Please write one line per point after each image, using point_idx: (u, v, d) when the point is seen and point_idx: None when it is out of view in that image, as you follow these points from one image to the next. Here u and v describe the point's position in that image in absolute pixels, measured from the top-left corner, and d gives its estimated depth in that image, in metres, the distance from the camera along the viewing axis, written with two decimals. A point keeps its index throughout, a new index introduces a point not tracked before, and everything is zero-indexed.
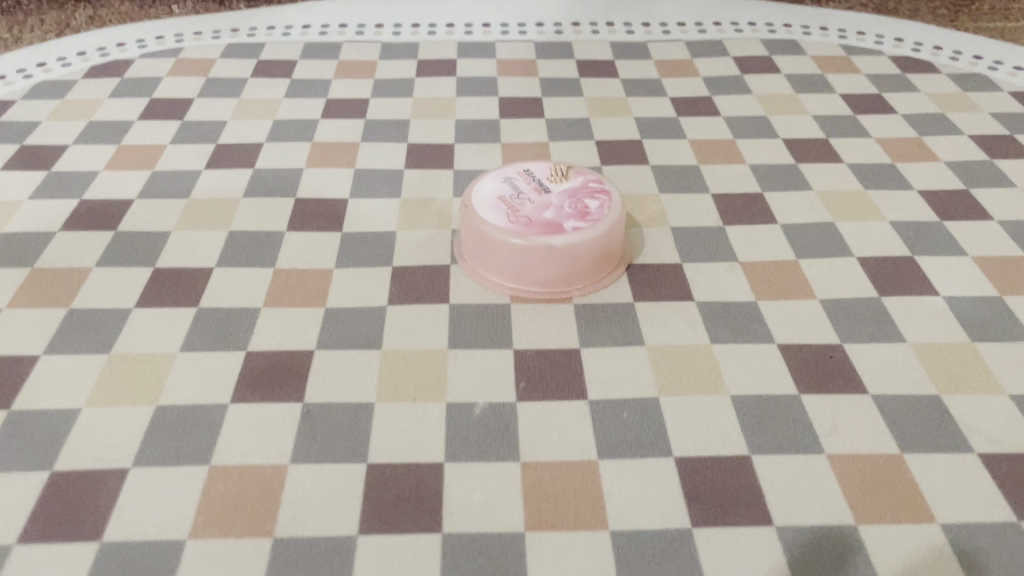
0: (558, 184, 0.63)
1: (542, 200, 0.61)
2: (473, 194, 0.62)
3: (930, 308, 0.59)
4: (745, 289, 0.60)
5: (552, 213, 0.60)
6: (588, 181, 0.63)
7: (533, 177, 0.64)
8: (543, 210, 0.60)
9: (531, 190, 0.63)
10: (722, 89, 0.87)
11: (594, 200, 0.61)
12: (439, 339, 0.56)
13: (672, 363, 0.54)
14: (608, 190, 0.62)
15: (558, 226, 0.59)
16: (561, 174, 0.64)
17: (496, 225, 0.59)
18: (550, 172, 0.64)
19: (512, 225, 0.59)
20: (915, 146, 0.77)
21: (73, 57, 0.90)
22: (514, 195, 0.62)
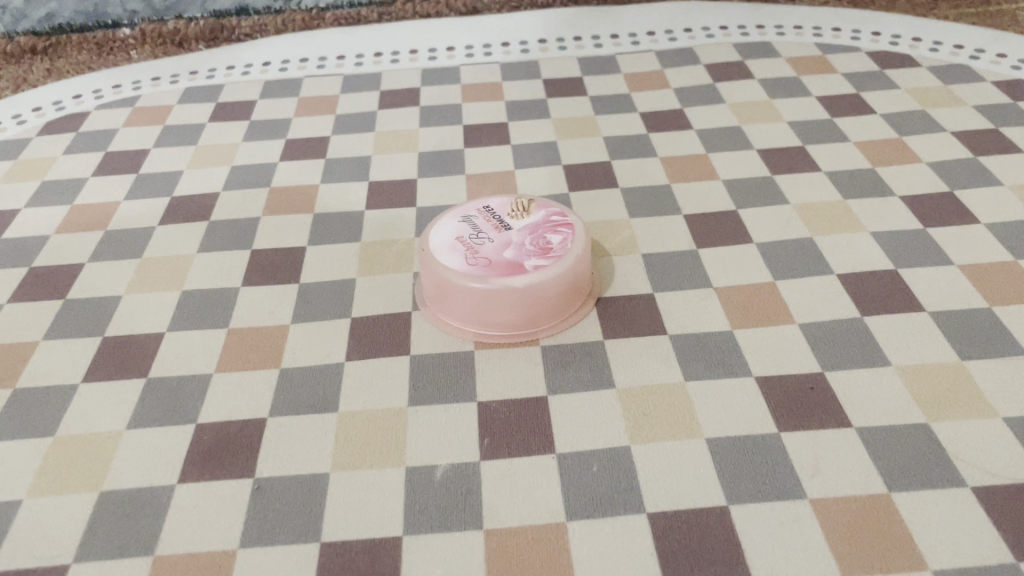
0: (519, 220, 0.61)
1: (502, 238, 0.59)
2: (429, 237, 0.60)
3: (916, 326, 0.56)
4: (721, 318, 0.57)
5: (512, 252, 0.57)
6: (550, 215, 0.61)
7: (493, 215, 0.61)
8: (503, 249, 0.58)
9: (490, 228, 0.60)
10: (694, 100, 0.84)
11: (556, 234, 0.59)
12: (399, 396, 0.53)
13: (644, 405, 0.51)
14: (571, 222, 0.60)
15: (520, 265, 0.56)
16: (522, 209, 0.62)
17: (453, 270, 0.56)
18: (510, 208, 0.62)
19: (472, 268, 0.56)
20: (895, 148, 0.74)
21: (28, 114, 0.89)
22: (473, 235, 0.59)
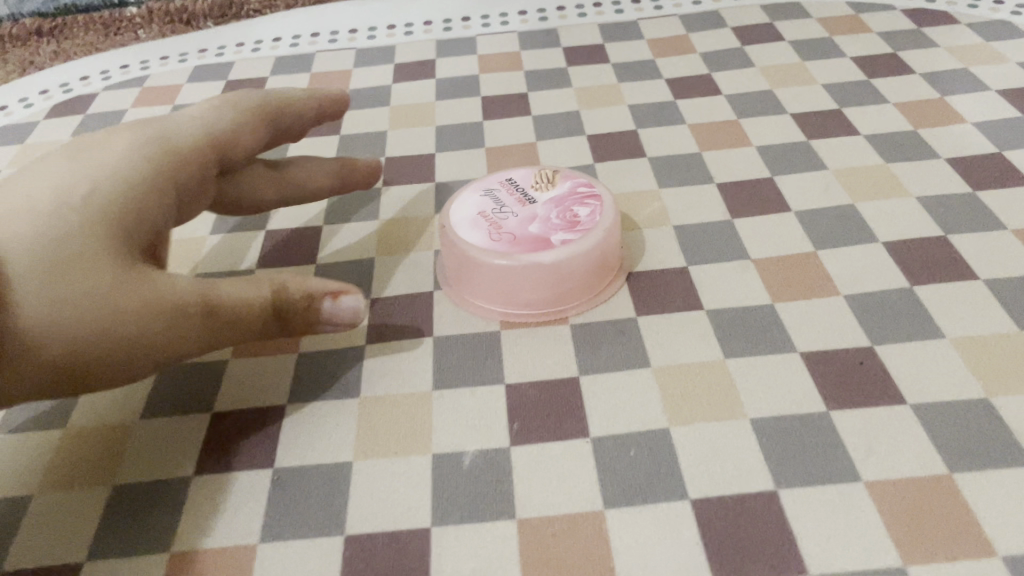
0: (543, 193, 0.58)
1: (526, 212, 0.56)
2: (450, 212, 0.57)
3: (970, 296, 0.52)
4: (760, 291, 0.54)
5: (538, 226, 0.55)
6: (576, 186, 0.58)
7: (516, 188, 0.59)
8: (528, 224, 0.55)
9: (514, 202, 0.57)
10: (722, 65, 0.81)
11: (584, 206, 0.56)
12: (423, 379, 0.50)
13: (682, 385, 0.48)
14: (599, 193, 0.57)
15: (547, 240, 0.53)
16: (547, 181, 0.59)
17: (477, 247, 0.53)
18: (534, 181, 0.59)
19: (497, 245, 0.53)
20: (937, 109, 0.70)
21: (35, 97, 0.86)
22: (495, 209, 0.57)
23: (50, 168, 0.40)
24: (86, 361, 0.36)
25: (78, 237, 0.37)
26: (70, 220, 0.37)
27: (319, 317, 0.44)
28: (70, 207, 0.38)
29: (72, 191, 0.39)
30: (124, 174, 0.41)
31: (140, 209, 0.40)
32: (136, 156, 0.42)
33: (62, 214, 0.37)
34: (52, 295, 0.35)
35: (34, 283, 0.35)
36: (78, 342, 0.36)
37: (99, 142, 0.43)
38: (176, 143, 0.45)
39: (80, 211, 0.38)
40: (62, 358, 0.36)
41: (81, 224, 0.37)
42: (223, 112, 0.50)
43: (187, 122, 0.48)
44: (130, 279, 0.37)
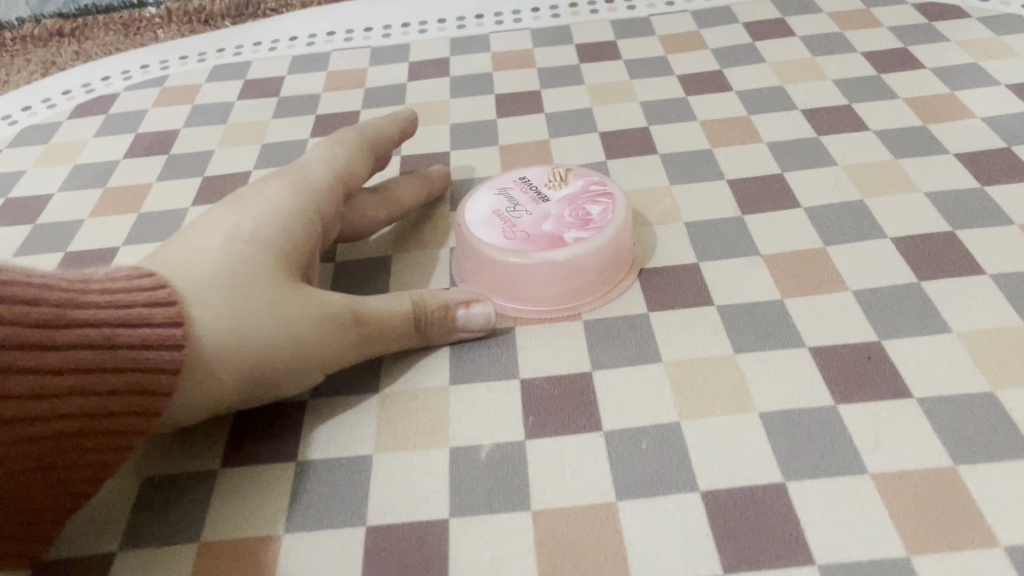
0: (557, 192, 0.59)
1: (541, 211, 0.57)
2: (465, 212, 0.58)
3: (977, 291, 0.53)
4: (770, 286, 0.55)
5: (551, 224, 0.56)
6: (589, 185, 0.59)
7: (530, 187, 0.60)
8: (541, 222, 0.56)
9: (527, 201, 0.59)
10: (733, 61, 0.81)
11: (596, 205, 0.57)
12: (440, 375, 0.52)
13: (692, 380, 0.50)
14: (610, 191, 0.58)
15: (561, 238, 0.55)
16: (559, 180, 0.60)
17: (491, 245, 0.55)
18: (547, 179, 0.60)
19: (513, 244, 0.55)
20: (948, 104, 0.71)
21: (58, 97, 0.88)
22: (510, 208, 0.58)
23: (217, 216, 0.51)
24: (261, 366, 0.45)
25: (246, 265, 0.47)
26: (240, 252, 0.47)
27: (454, 325, 0.52)
28: (240, 241, 0.48)
29: (239, 229, 0.49)
30: (276, 210, 0.51)
31: (294, 239, 0.50)
32: (283, 195, 0.52)
33: (233, 250, 0.47)
34: (232, 313, 0.44)
35: (217, 304, 0.44)
36: (255, 350, 0.44)
37: (253, 190, 0.53)
38: (311, 181, 0.55)
39: (246, 244, 0.48)
40: (242, 365, 0.44)
41: (250, 253, 0.47)
42: (332, 147, 0.60)
43: (312, 159, 0.58)
44: (292, 295, 0.46)
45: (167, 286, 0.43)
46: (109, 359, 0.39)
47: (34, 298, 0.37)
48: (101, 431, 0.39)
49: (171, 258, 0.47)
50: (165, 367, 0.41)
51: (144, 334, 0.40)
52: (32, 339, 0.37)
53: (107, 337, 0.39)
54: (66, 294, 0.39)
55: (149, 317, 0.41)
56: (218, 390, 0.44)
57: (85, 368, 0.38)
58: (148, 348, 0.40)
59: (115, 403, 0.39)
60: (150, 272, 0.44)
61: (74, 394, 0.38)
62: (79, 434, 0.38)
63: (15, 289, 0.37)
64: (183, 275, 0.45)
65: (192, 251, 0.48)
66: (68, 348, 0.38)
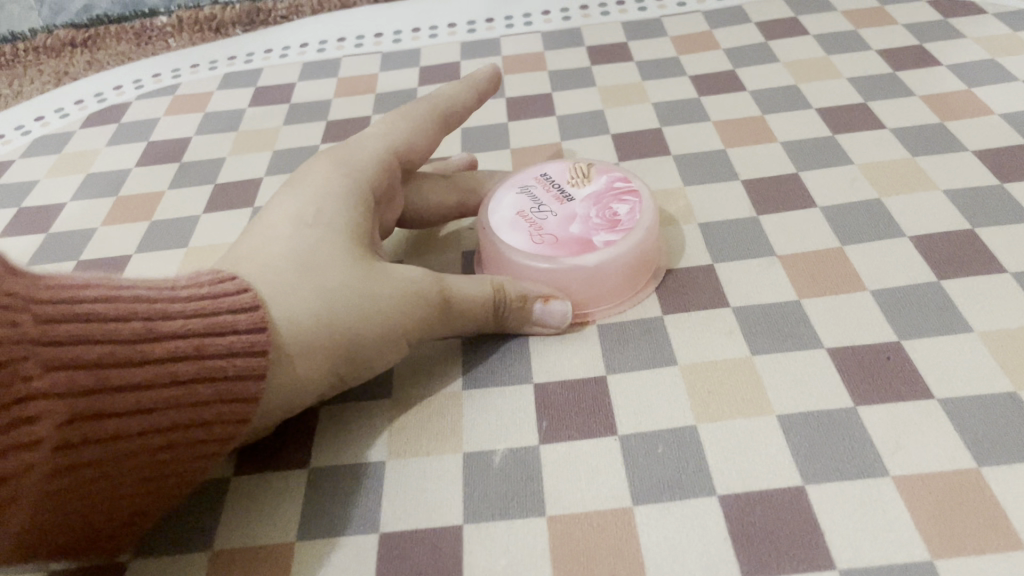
0: (581, 189, 0.59)
1: (567, 210, 0.57)
2: (488, 213, 0.58)
3: (999, 289, 0.52)
4: (787, 287, 0.55)
5: (578, 225, 0.56)
6: (613, 182, 0.59)
7: (553, 184, 0.60)
8: (568, 223, 0.56)
9: (551, 199, 0.58)
10: (746, 60, 0.81)
11: (623, 203, 0.57)
12: (453, 380, 0.51)
13: (709, 382, 0.49)
14: (635, 188, 0.58)
15: (590, 240, 0.54)
16: (583, 177, 0.60)
17: (518, 248, 0.54)
18: (570, 176, 0.60)
19: (541, 247, 0.54)
20: (966, 100, 0.70)
21: (70, 107, 0.88)
22: (534, 208, 0.58)
23: (280, 206, 0.51)
24: (344, 351, 0.46)
25: (319, 250, 0.47)
26: (310, 238, 0.48)
27: (529, 316, 0.53)
28: (308, 226, 0.49)
29: (304, 215, 0.50)
30: (337, 192, 0.52)
31: (360, 222, 0.51)
32: (340, 176, 0.53)
33: (302, 237, 0.48)
34: (312, 301, 0.45)
35: (297, 292, 0.45)
36: (338, 336, 0.45)
37: (314, 172, 0.54)
38: (370, 158, 0.56)
39: (315, 229, 0.48)
40: (327, 352, 0.45)
41: (319, 238, 0.48)
42: (397, 123, 0.60)
43: (374, 135, 0.58)
44: (367, 277, 0.47)
45: (251, 288, 0.44)
46: (200, 371, 0.39)
47: (124, 315, 0.38)
48: (194, 439, 0.40)
49: (246, 252, 0.48)
50: (254, 372, 0.41)
51: (230, 341, 0.41)
52: (122, 356, 0.37)
53: (194, 347, 0.39)
54: (153, 309, 0.39)
55: (235, 324, 0.41)
56: (307, 378, 0.45)
57: (176, 378, 0.39)
58: (236, 355, 0.41)
59: (209, 412, 0.40)
60: (230, 275, 0.44)
61: (168, 406, 0.38)
62: (177, 444, 0.39)
63: (105, 308, 0.38)
64: (260, 269, 0.46)
65: (263, 242, 0.48)
66: (157, 360, 0.38)
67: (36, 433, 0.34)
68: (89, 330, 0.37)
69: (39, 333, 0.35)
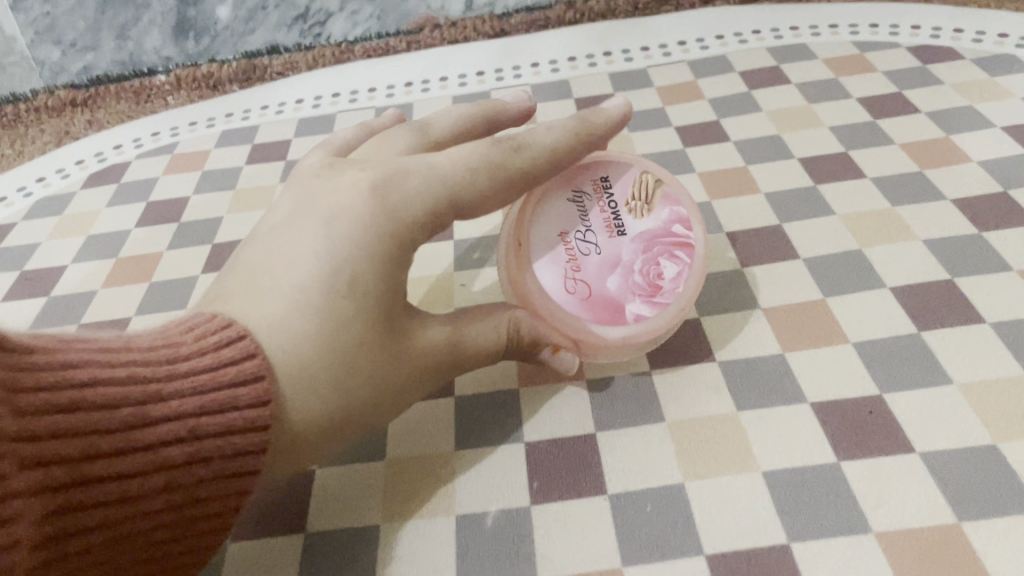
0: (638, 219, 0.56)
1: (611, 250, 0.55)
2: (531, 227, 0.55)
3: (978, 339, 0.53)
4: (772, 341, 0.56)
5: (617, 279, 0.54)
6: (672, 223, 0.55)
7: (610, 201, 0.56)
8: (607, 274, 0.54)
9: (600, 226, 0.56)
10: (730, 110, 0.82)
11: (670, 265, 0.54)
12: (446, 439, 0.52)
13: (696, 438, 0.50)
14: (688, 248, 0.55)
15: (622, 304, 0.53)
16: (644, 201, 0.56)
17: (551, 297, 0.53)
18: (631, 196, 0.56)
19: (572, 300, 0.53)
20: (944, 148, 0.72)
21: (72, 167, 0.90)
22: (579, 237, 0.55)
23: (308, 246, 0.46)
24: (350, 426, 0.46)
25: (344, 331, 0.45)
26: (339, 311, 0.45)
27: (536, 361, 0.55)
28: (339, 296, 0.45)
29: (337, 281, 0.45)
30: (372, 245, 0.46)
31: (390, 280, 0.47)
32: (377, 217, 0.47)
33: (327, 306, 0.44)
34: (325, 390, 0.44)
35: (313, 380, 0.44)
36: (348, 418, 0.46)
37: (354, 211, 0.46)
38: (420, 211, 0.48)
39: (345, 302, 0.45)
40: (338, 433, 0.46)
41: (350, 317, 0.45)
42: (477, 174, 0.49)
43: (442, 183, 0.48)
44: (382, 355, 0.46)
45: (259, 362, 0.42)
46: (194, 452, 0.40)
47: (113, 402, 0.38)
48: (191, 518, 0.40)
49: (262, 301, 0.45)
50: (255, 447, 0.41)
51: (229, 418, 0.41)
52: (107, 446, 0.37)
53: (191, 430, 0.39)
54: (146, 391, 0.39)
55: (236, 399, 0.41)
56: (317, 451, 0.46)
57: (173, 463, 0.39)
58: (234, 435, 0.41)
59: (207, 492, 0.40)
60: (238, 342, 0.42)
61: (162, 490, 0.39)
62: (173, 523, 0.39)
63: (94, 394, 0.37)
64: (277, 340, 0.44)
65: (282, 295, 0.45)
66: (148, 448, 0.38)
67: (16, 534, 0.34)
68: (78, 424, 0.37)
69: (18, 429, 0.35)
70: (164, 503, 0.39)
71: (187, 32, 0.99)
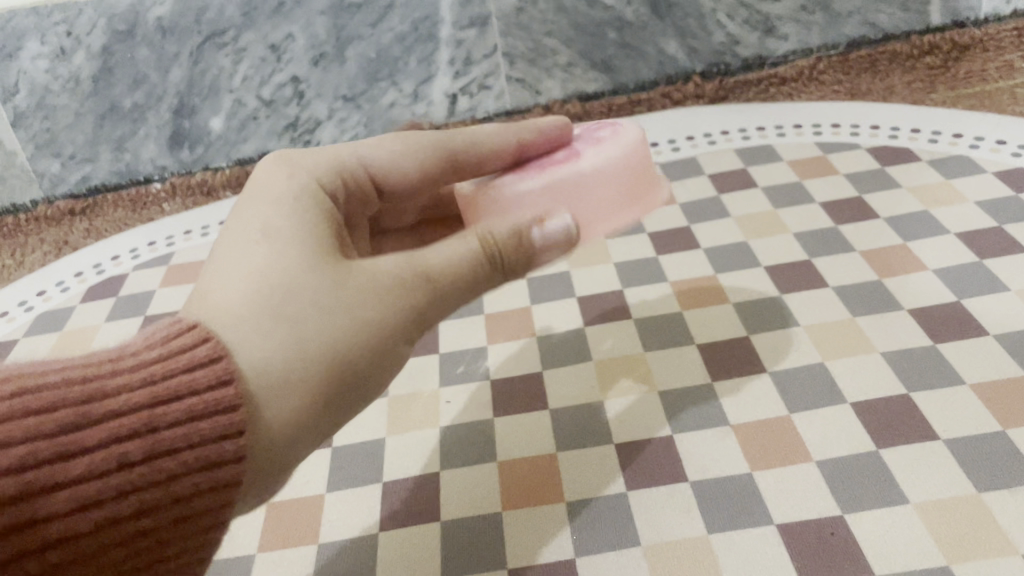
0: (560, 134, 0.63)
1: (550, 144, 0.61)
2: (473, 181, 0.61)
3: (932, 457, 0.57)
4: (739, 458, 0.59)
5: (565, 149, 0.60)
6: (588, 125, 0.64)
7: None
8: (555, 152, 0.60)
9: None
10: (701, 216, 0.87)
11: (604, 128, 0.62)
12: (434, 567, 0.56)
13: (669, 564, 0.53)
14: (613, 124, 0.63)
15: (579, 155, 0.59)
16: None
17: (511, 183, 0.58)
18: None
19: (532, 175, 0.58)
20: (902, 255, 0.76)
21: (71, 279, 0.93)
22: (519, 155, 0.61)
23: (233, 232, 0.51)
24: (329, 355, 0.47)
25: (273, 275, 0.48)
26: (270, 256, 0.48)
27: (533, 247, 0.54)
28: (265, 246, 0.49)
29: (258, 237, 0.50)
30: (287, 211, 0.51)
31: (316, 234, 0.50)
32: (291, 199, 0.52)
33: (256, 258, 0.48)
34: (276, 317, 0.46)
35: (257, 319, 0.46)
36: (319, 339, 0.47)
37: (271, 192, 0.53)
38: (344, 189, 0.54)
39: (271, 250, 0.49)
40: (315, 354, 0.47)
41: (280, 257, 0.48)
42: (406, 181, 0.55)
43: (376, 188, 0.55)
44: (329, 277, 0.48)
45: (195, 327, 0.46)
46: (155, 445, 0.41)
47: (52, 406, 0.39)
48: (172, 513, 0.42)
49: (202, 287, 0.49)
50: (224, 430, 0.43)
51: (187, 405, 0.42)
52: (58, 449, 0.39)
53: (147, 423, 0.41)
54: (92, 390, 0.41)
55: (193, 385, 0.43)
56: (302, 376, 0.46)
57: (137, 456, 0.40)
58: (195, 420, 0.42)
59: (182, 484, 0.42)
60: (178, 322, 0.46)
61: (131, 488, 0.40)
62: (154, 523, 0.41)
63: (35, 400, 0.39)
64: (217, 302, 0.47)
65: (219, 272, 0.49)
66: (105, 445, 0.40)
67: None
68: (22, 431, 0.38)
69: None
70: (137, 500, 0.40)
71: (182, 142, 1.03)
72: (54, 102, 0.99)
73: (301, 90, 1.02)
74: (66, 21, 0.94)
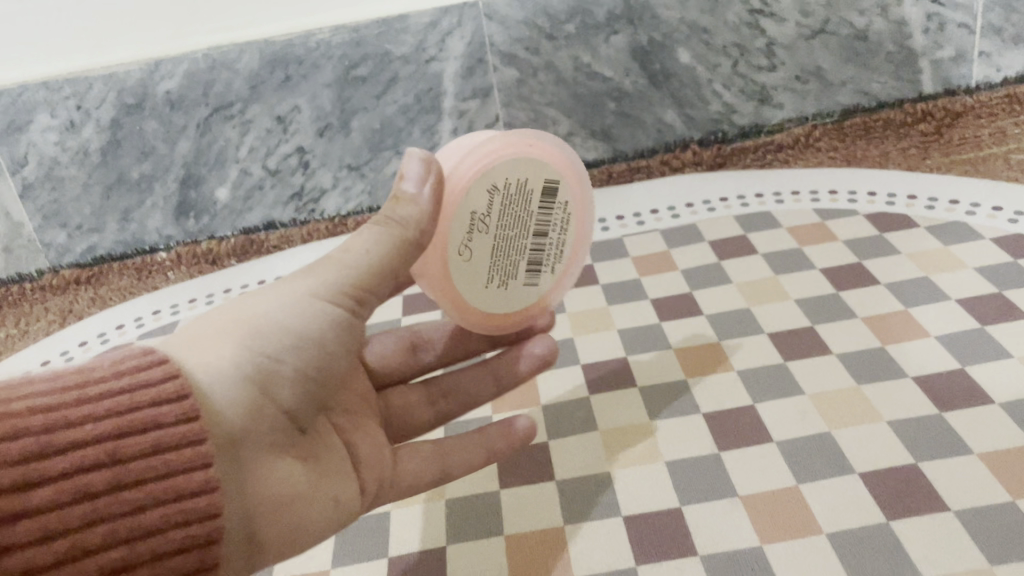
0: None
1: None
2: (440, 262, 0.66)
3: (944, 529, 0.57)
4: (749, 531, 0.59)
5: None
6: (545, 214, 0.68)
7: None
8: None
9: None
10: (703, 282, 0.87)
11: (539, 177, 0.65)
12: None
13: None
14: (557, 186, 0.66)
15: None
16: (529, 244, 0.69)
17: None
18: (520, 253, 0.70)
19: None
20: (903, 322, 0.76)
21: (75, 348, 0.94)
22: None
23: None
24: (249, 328, 0.52)
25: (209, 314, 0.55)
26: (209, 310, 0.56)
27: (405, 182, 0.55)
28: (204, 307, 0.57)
29: None
30: None
31: None
32: None
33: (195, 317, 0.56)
34: (207, 325, 0.53)
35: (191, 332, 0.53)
36: (241, 320, 0.53)
37: None
38: None
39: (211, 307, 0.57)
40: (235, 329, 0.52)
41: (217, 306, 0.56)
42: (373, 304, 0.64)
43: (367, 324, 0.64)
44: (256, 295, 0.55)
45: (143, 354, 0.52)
46: (123, 475, 0.44)
47: (18, 432, 0.42)
48: (145, 541, 0.44)
49: None
50: (194, 462, 0.46)
51: (153, 438, 0.45)
52: (25, 479, 0.41)
53: (111, 454, 0.44)
54: (57, 419, 0.43)
55: (160, 419, 0.46)
56: (225, 345, 0.51)
57: (100, 486, 0.43)
58: (161, 451, 0.45)
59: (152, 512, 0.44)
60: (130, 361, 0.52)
61: (102, 517, 0.43)
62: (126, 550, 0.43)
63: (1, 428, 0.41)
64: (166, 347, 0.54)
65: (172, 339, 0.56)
66: (71, 473, 0.42)
67: None
68: None
69: None
70: (107, 530, 0.43)
71: (187, 212, 1.04)
72: (63, 173, 1.00)
73: (306, 160, 1.04)
74: (76, 95, 0.95)
